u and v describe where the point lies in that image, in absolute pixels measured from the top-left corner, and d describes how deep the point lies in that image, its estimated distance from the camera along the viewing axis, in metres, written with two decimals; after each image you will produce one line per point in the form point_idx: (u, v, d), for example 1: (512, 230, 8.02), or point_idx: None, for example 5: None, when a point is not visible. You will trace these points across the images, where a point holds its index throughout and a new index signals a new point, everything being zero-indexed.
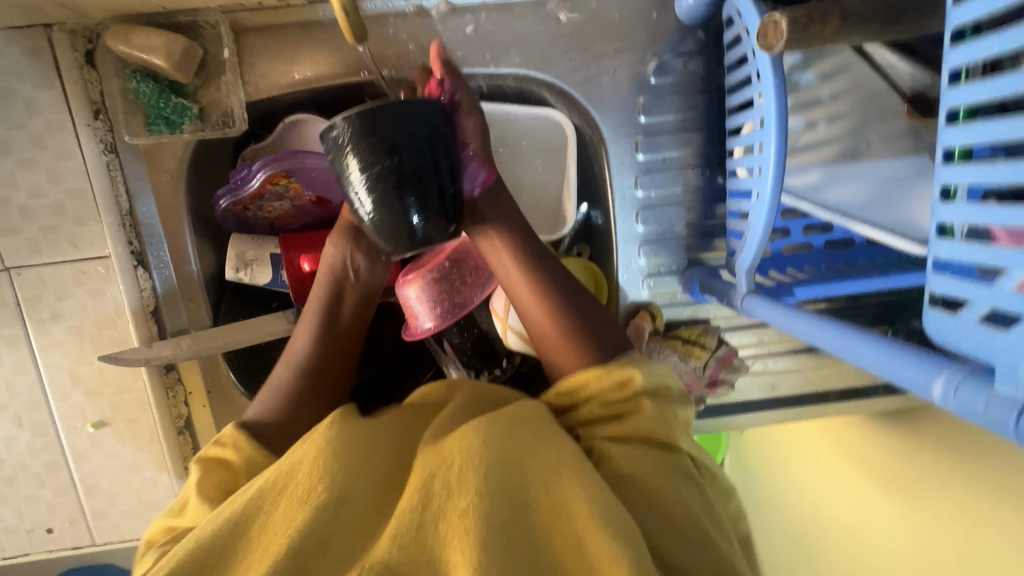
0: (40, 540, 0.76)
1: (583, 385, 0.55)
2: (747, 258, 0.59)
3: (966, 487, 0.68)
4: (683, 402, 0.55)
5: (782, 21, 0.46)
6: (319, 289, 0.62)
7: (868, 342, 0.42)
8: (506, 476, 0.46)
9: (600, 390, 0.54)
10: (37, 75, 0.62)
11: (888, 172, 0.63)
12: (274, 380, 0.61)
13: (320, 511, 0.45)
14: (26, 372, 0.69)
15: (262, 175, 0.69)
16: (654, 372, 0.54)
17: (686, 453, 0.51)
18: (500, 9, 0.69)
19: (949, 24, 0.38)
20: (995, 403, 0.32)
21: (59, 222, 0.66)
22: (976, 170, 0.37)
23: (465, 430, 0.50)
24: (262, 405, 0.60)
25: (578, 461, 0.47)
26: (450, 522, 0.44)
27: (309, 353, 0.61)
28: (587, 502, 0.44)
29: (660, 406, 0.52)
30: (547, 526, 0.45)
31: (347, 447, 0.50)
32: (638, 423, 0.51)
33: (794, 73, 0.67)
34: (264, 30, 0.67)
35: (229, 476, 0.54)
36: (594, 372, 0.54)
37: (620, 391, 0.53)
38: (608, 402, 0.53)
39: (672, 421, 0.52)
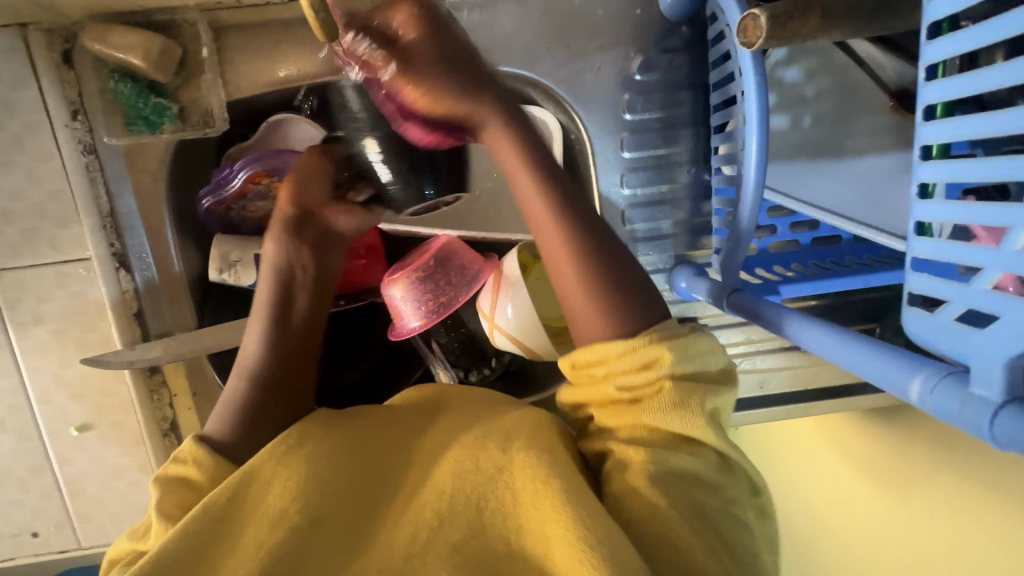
0: (26, 544, 0.76)
1: (603, 360, 0.49)
2: (733, 255, 0.58)
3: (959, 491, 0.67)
4: (718, 387, 0.49)
5: (761, 16, 0.46)
6: (265, 290, 0.62)
7: (858, 348, 0.41)
8: (485, 502, 0.46)
9: (619, 369, 0.49)
10: (13, 76, 0.61)
11: (876, 167, 0.62)
12: (226, 394, 0.57)
13: (290, 534, 0.45)
14: (9, 376, 0.69)
15: (243, 174, 0.69)
16: (685, 351, 0.48)
17: (706, 448, 0.47)
18: (483, 6, 0.68)
19: (924, 19, 0.37)
20: (972, 403, 0.32)
21: (39, 224, 0.65)
22: (951, 168, 0.36)
23: (451, 456, 0.50)
24: (218, 421, 0.55)
25: (563, 475, 0.46)
26: (433, 547, 0.43)
27: (261, 360, 0.58)
28: (569, 525, 0.42)
29: (685, 394, 0.47)
30: (529, 550, 0.44)
31: (327, 466, 0.50)
32: (660, 412, 0.47)
33: (777, 69, 0.67)
34: (243, 28, 0.66)
35: (190, 495, 0.50)
36: (617, 346, 0.49)
37: (644, 373, 0.48)
38: (627, 383, 0.48)
39: (695, 414, 0.47)
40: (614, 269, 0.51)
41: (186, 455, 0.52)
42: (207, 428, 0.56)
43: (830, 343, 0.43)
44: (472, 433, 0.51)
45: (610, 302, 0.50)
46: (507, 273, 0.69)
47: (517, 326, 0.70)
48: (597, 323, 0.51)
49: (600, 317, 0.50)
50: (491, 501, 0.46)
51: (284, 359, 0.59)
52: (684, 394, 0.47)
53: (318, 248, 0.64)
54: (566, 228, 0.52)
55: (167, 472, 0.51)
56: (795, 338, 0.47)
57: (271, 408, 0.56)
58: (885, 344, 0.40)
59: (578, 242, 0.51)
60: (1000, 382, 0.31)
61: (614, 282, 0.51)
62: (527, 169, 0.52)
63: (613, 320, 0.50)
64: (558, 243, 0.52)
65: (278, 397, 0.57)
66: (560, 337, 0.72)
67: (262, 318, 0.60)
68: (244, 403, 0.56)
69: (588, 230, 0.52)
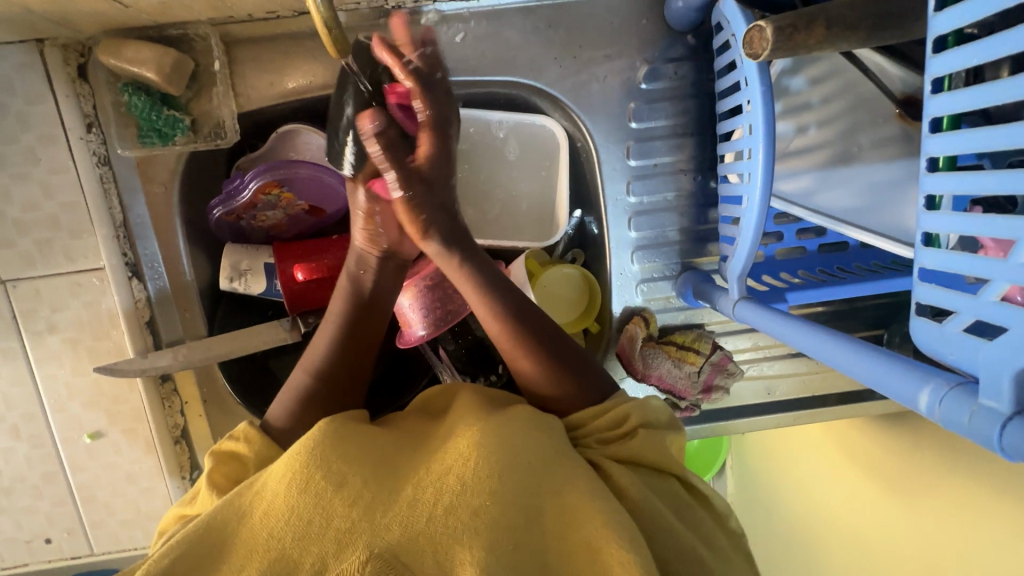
0: (39, 550, 0.77)
1: (583, 424, 0.55)
2: (737, 266, 0.58)
3: (971, 495, 0.66)
4: (673, 428, 0.55)
5: (767, 28, 0.46)
6: (339, 306, 0.61)
7: (871, 354, 0.41)
8: (507, 472, 0.46)
9: (597, 427, 0.54)
10: (29, 90, 0.62)
11: (880, 176, 0.63)
12: (290, 384, 0.60)
13: (317, 498, 0.45)
14: (23, 385, 0.70)
15: (254, 184, 0.69)
16: (648, 411, 0.54)
17: (673, 478, 0.52)
18: (490, 17, 0.69)
19: (930, 33, 0.38)
20: (982, 415, 0.32)
21: (53, 235, 0.66)
22: (960, 179, 0.36)
23: (474, 430, 0.49)
24: (278, 407, 0.59)
25: (584, 479, 0.47)
26: (453, 514, 0.43)
27: (327, 359, 0.61)
28: (593, 510, 0.44)
29: (653, 435, 0.53)
30: (549, 525, 0.45)
31: (353, 445, 0.50)
32: (639, 451, 0.51)
33: (782, 78, 0.68)
34: (254, 41, 0.68)
35: (237, 468, 0.54)
36: (592, 411, 0.55)
37: (617, 429, 0.53)
38: (603, 439, 0.53)
39: (664, 447, 0.52)
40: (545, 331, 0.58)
41: (238, 433, 0.55)
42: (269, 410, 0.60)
43: (843, 353, 0.42)
44: (498, 417, 0.51)
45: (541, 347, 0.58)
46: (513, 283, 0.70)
47: None
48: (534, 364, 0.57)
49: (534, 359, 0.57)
50: (514, 471, 0.46)
51: (352, 335, 0.61)
52: (650, 432, 0.53)
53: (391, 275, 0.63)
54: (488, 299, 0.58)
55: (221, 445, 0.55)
56: (803, 346, 0.47)
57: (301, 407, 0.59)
58: (893, 351, 0.40)
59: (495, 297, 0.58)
60: (1009, 392, 0.32)
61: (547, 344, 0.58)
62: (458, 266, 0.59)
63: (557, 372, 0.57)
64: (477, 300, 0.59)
65: (320, 394, 0.60)
66: None
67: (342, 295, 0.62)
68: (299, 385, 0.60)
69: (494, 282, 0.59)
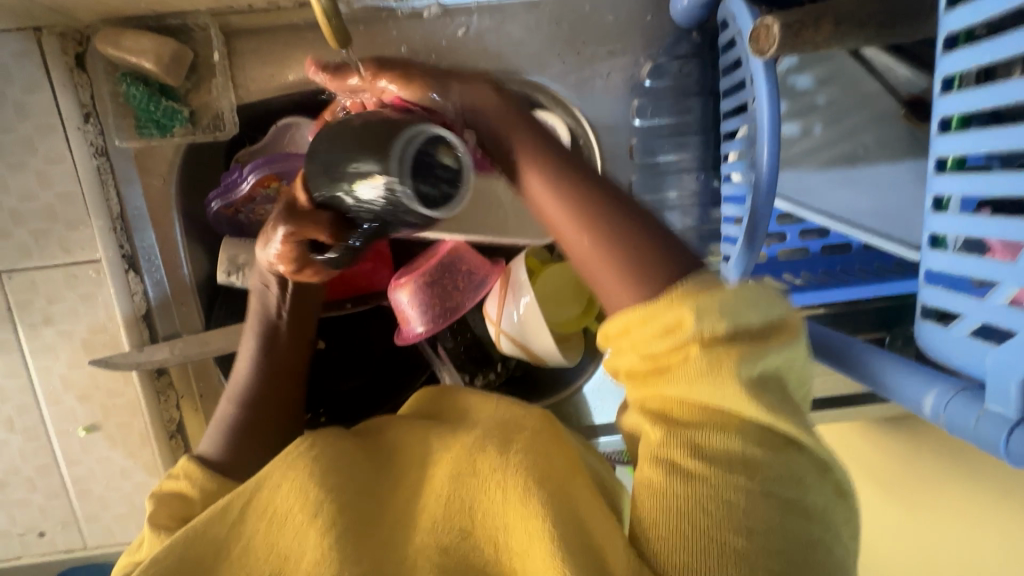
0: (32, 544, 0.76)
1: (626, 327, 0.41)
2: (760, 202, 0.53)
3: (982, 522, 0.65)
4: (762, 346, 0.39)
5: (774, 26, 0.45)
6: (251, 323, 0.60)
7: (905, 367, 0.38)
8: (475, 507, 0.45)
9: (644, 338, 0.40)
10: (26, 79, 0.62)
11: (885, 176, 0.63)
12: (216, 415, 0.58)
13: (295, 529, 0.45)
14: (18, 376, 0.69)
15: (252, 178, 0.68)
16: (718, 307, 0.39)
17: (746, 424, 0.38)
18: (493, 11, 0.68)
19: (940, 33, 0.37)
20: (987, 420, 0.32)
21: (49, 225, 0.65)
22: (970, 180, 0.36)
23: (449, 458, 0.48)
24: (211, 442, 0.57)
25: (554, 484, 0.44)
26: (422, 549, 0.44)
27: (252, 384, 0.59)
28: (550, 529, 0.40)
29: (717, 360, 0.38)
30: (516, 557, 0.42)
31: (329, 464, 0.48)
32: (689, 383, 0.38)
33: (788, 76, 0.67)
34: (255, 33, 0.67)
35: (182, 507, 0.51)
36: (640, 312, 0.40)
37: (665, 339, 0.39)
38: (651, 352, 0.40)
39: (728, 381, 0.37)
40: (629, 229, 0.44)
41: (180, 471, 0.54)
42: (201, 444, 0.58)
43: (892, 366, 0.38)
44: (469, 435, 0.49)
45: (580, 193, 0.46)
46: (514, 276, 0.70)
47: (522, 330, 0.71)
48: (574, 222, 0.45)
49: (563, 202, 0.46)
50: (481, 505, 0.45)
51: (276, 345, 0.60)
52: (713, 360, 0.38)
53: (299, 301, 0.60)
54: (584, 206, 0.45)
55: (161, 489, 0.52)
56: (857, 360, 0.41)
57: (252, 435, 0.58)
58: (907, 359, 0.39)
59: (559, 164, 0.48)
60: (1015, 399, 0.31)
61: (628, 241, 0.43)
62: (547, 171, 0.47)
63: (612, 248, 0.43)
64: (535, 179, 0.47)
65: (269, 410, 0.59)
66: (567, 342, 0.75)
67: (254, 325, 0.60)
68: (231, 408, 0.58)
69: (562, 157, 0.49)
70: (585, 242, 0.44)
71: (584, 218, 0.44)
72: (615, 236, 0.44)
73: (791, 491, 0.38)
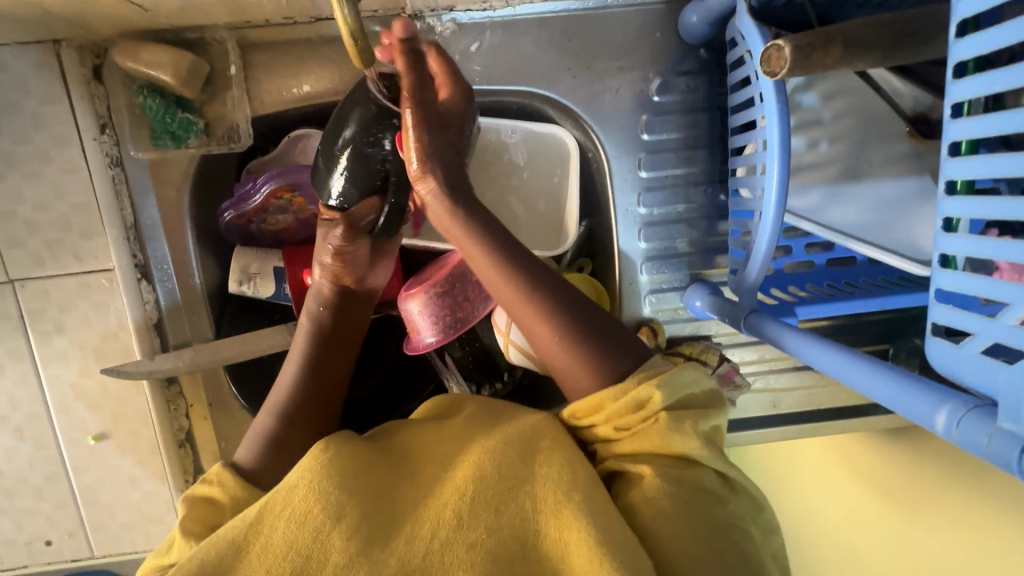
0: (38, 552, 0.76)
1: (601, 404, 0.49)
2: (749, 277, 0.59)
3: (993, 539, 0.64)
4: (707, 411, 0.48)
5: (785, 48, 0.46)
6: (302, 346, 0.62)
7: (867, 367, 0.43)
8: (504, 506, 0.45)
9: (614, 411, 0.48)
10: (43, 90, 0.62)
11: (890, 191, 0.64)
12: (254, 426, 0.59)
13: (315, 533, 0.44)
14: (28, 385, 0.69)
15: (266, 188, 0.69)
16: (674, 385, 0.47)
17: (707, 468, 0.46)
18: (505, 27, 0.70)
19: (951, 59, 0.38)
20: (999, 438, 0.33)
21: (63, 235, 0.66)
22: (979, 204, 0.37)
23: (475, 458, 0.48)
24: (247, 452, 0.58)
25: (584, 489, 0.45)
26: (450, 547, 0.43)
27: (292, 397, 0.60)
28: (587, 532, 0.42)
29: (680, 424, 0.46)
30: (548, 555, 0.43)
31: (347, 468, 0.48)
32: (656, 438, 0.46)
33: (795, 93, 0.68)
34: (270, 46, 0.68)
35: (212, 513, 0.51)
36: (610, 392, 0.48)
37: (637, 412, 0.47)
38: (622, 423, 0.48)
39: (688, 437, 0.46)
40: (586, 329, 0.51)
41: (213, 476, 0.54)
42: (236, 454, 0.58)
43: (843, 367, 0.44)
44: (494, 437, 0.50)
45: (553, 304, 0.51)
46: None
47: (530, 341, 0.72)
48: (537, 321, 0.52)
49: (540, 315, 0.51)
50: (511, 505, 0.45)
51: (318, 361, 0.62)
52: (676, 422, 0.46)
53: (347, 310, 0.63)
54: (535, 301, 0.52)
55: (194, 492, 0.53)
56: (801, 355, 0.49)
57: (282, 445, 0.58)
58: (912, 374, 0.40)
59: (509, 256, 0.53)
60: None
61: (587, 339, 0.51)
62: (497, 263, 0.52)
63: (571, 345, 0.51)
64: (511, 292, 0.52)
65: (298, 419, 0.59)
66: None
67: (305, 338, 0.62)
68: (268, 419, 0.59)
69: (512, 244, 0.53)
70: (546, 339, 0.52)
71: (547, 320, 0.51)
72: (575, 334, 0.51)
73: (745, 524, 0.45)
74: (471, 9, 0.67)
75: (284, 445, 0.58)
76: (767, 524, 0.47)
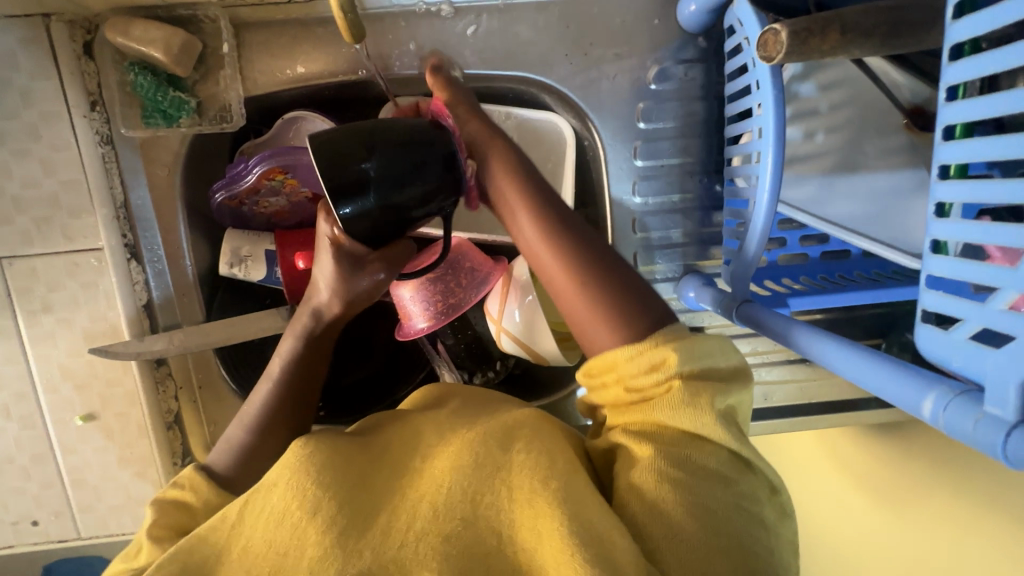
0: (25, 533, 0.76)
1: (614, 365, 0.48)
2: (748, 254, 0.57)
3: (990, 542, 0.63)
4: (728, 384, 0.46)
5: (782, 32, 0.46)
6: (279, 367, 0.60)
7: (864, 356, 0.42)
8: (480, 496, 0.44)
9: (630, 371, 0.47)
10: (33, 66, 0.61)
11: (887, 184, 0.64)
12: (228, 436, 0.59)
13: (292, 527, 0.43)
14: (16, 364, 0.69)
15: (258, 169, 0.67)
16: (692, 351, 0.46)
17: (719, 447, 0.44)
18: (503, 11, 0.69)
19: (947, 42, 0.38)
20: (986, 424, 0.32)
21: (53, 213, 0.65)
22: (972, 188, 0.36)
23: (454, 449, 0.48)
24: (220, 455, 0.58)
25: (561, 476, 0.45)
26: (424, 537, 0.43)
27: (264, 409, 0.59)
28: (561, 523, 0.42)
29: (695, 395, 0.45)
30: (523, 546, 0.43)
31: (325, 457, 0.48)
32: (666, 410, 0.45)
33: (792, 83, 0.68)
34: (263, 26, 0.67)
35: (183, 517, 0.52)
36: (624, 350, 0.47)
37: (652, 374, 0.46)
38: (637, 384, 0.47)
39: (705, 412, 0.44)
40: (615, 284, 0.51)
41: (185, 480, 0.55)
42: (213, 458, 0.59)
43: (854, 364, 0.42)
44: (475, 429, 0.50)
45: (592, 269, 0.51)
46: (517, 276, 0.71)
47: (524, 330, 0.72)
48: (567, 278, 0.52)
49: (576, 276, 0.51)
50: (487, 495, 0.45)
51: (298, 379, 0.60)
52: (692, 392, 0.45)
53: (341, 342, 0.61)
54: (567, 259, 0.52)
55: (164, 496, 0.53)
56: (806, 349, 0.47)
57: (258, 455, 0.58)
58: (906, 363, 0.39)
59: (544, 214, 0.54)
60: (1013, 400, 0.32)
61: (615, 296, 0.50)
62: (535, 219, 0.54)
63: (599, 302, 0.50)
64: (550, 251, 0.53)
65: (273, 427, 0.59)
66: (567, 341, 0.75)
67: (285, 354, 0.60)
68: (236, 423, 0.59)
69: (546, 202, 0.54)
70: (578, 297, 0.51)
71: (578, 277, 0.51)
72: (603, 291, 0.51)
73: (753, 505, 0.44)
74: None
75: (259, 451, 0.58)
76: (781, 510, 0.47)
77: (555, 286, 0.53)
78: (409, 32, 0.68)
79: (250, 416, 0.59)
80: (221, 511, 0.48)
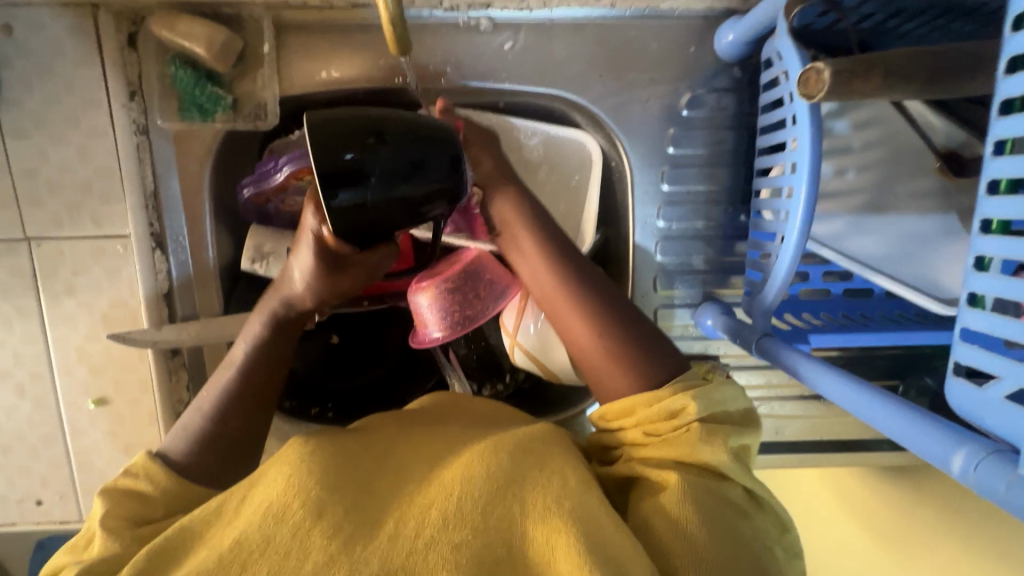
0: (28, 512, 0.76)
1: (633, 409, 0.49)
2: (766, 300, 0.58)
3: None
4: (739, 429, 0.48)
5: (825, 71, 0.46)
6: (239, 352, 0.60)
7: (875, 398, 0.42)
8: (490, 509, 0.44)
9: (648, 416, 0.48)
10: (78, 54, 0.63)
11: (915, 228, 0.64)
12: (187, 417, 0.58)
13: (293, 530, 0.43)
14: (34, 343, 0.69)
15: (287, 168, 0.67)
16: (710, 400, 0.48)
17: (734, 483, 0.46)
18: (541, 29, 0.69)
19: (996, 96, 0.38)
20: (1018, 485, 0.32)
21: (84, 199, 0.66)
22: (1013, 245, 0.36)
23: (463, 461, 0.47)
24: (176, 441, 0.57)
25: (575, 496, 0.45)
26: (434, 545, 0.42)
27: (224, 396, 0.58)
28: (575, 539, 0.41)
29: (713, 434, 0.46)
30: (533, 559, 0.42)
31: (329, 463, 0.48)
32: (688, 447, 0.46)
33: (826, 120, 0.67)
34: (305, 28, 0.68)
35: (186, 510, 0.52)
36: (644, 396, 0.49)
37: (671, 420, 0.48)
38: (654, 428, 0.48)
39: (719, 449, 0.46)
40: (627, 331, 0.53)
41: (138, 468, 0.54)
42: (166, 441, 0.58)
43: (870, 406, 0.42)
44: (484, 441, 0.50)
45: (604, 317, 0.54)
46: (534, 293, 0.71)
47: (539, 346, 0.72)
48: (581, 325, 0.54)
49: (590, 324, 0.54)
50: (497, 508, 0.44)
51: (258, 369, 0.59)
52: (709, 434, 0.46)
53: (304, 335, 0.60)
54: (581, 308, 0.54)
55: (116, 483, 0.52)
56: (815, 384, 0.48)
57: (238, 450, 0.58)
58: (918, 409, 0.40)
59: (559, 261, 0.56)
60: None
61: (627, 344, 0.53)
62: (550, 268, 0.56)
63: (612, 349, 0.52)
64: (563, 299, 0.55)
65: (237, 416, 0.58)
66: None
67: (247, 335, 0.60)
68: (211, 415, 0.58)
69: (561, 249, 0.57)
70: (589, 344, 0.53)
71: (591, 324, 0.53)
72: (616, 337, 0.53)
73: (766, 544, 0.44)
74: (507, 7, 0.67)
75: (223, 440, 0.57)
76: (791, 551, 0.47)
77: (569, 332, 0.55)
78: (448, 44, 0.69)
79: (226, 405, 0.58)
80: (215, 501, 0.48)
